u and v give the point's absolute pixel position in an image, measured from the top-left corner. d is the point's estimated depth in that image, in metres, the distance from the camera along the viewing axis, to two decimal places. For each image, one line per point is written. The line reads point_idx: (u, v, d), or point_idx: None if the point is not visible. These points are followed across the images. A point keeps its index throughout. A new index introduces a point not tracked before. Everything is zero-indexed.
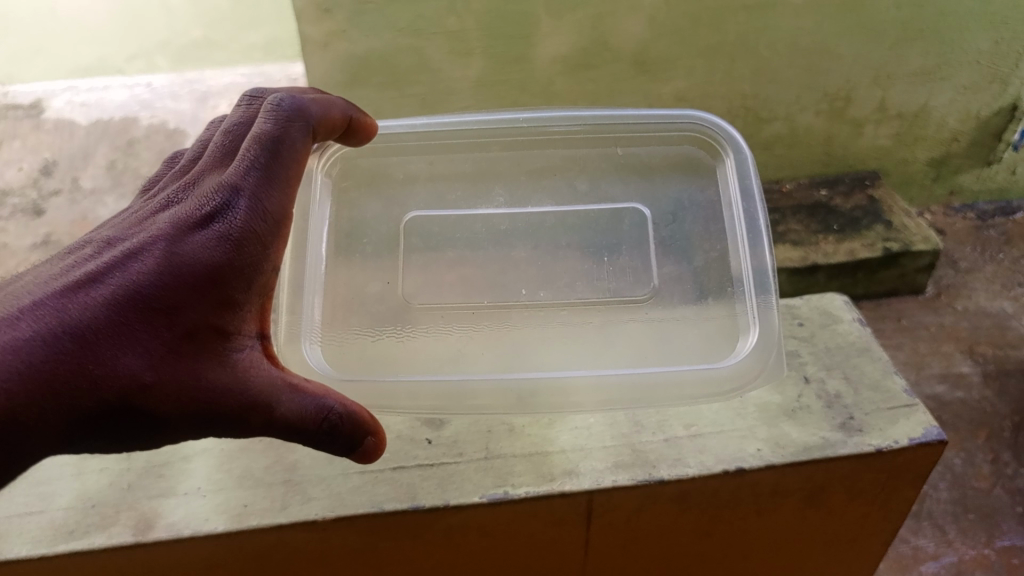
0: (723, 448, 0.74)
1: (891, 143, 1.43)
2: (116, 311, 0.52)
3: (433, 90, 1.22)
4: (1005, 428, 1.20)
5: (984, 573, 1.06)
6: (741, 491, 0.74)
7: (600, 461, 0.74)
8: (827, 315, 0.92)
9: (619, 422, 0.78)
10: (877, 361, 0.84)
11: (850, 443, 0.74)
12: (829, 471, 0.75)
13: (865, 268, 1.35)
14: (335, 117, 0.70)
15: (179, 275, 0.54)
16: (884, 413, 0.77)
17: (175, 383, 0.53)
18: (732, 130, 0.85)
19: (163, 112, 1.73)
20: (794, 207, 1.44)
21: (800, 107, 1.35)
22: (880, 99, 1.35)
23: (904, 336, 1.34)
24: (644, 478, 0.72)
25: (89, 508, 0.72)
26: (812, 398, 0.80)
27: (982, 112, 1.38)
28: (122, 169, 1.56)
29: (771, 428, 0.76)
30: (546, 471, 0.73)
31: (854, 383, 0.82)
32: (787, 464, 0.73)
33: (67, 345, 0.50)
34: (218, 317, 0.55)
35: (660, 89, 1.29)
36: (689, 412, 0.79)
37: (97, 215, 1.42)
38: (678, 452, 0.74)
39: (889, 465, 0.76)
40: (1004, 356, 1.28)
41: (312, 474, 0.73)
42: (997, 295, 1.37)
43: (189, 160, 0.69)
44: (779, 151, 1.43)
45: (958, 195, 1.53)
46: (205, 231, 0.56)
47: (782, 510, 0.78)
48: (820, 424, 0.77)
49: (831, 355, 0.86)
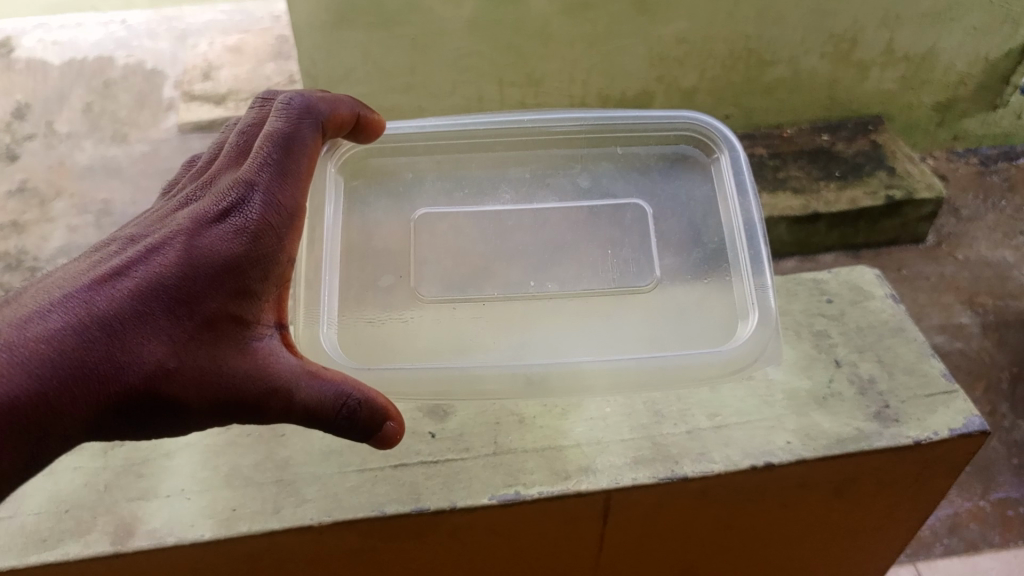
0: (750, 441, 0.74)
1: (896, 87, 1.38)
2: (137, 301, 0.54)
3: (424, 30, 1.17)
4: (1003, 379, 1.20)
5: (979, 525, 1.09)
6: (768, 485, 0.74)
7: (619, 457, 0.73)
8: (858, 291, 0.91)
9: (639, 412, 0.78)
10: (912, 342, 0.84)
11: (887, 435, 0.74)
12: (862, 465, 0.74)
13: (866, 217, 1.31)
14: (343, 114, 0.73)
15: (199, 267, 0.56)
16: (923, 401, 0.77)
17: (197, 370, 0.55)
18: (727, 129, 0.89)
19: (140, 52, 1.69)
20: (795, 152, 1.40)
21: (804, 49, 1.30)
22: (888, 41, 1.30)
23: (904, 287, 1.31)
24: (665, 475, 0.71)
25: (62, 513, 0.71)
26: (844, 384, 0.80)
27: (991, 55, 1.34)
28: (99, 113, 1.62)
29: (801, 418, 0.76)
30: (560, 468, 0.72)
31: (888, 367, 0.81)
32: (817, 459, 0.72)
33: (92, 332, 0.52)
34: (236, 305, 0.57)
35: (659, 30, 1.24)
36: (712, 401, 0.79)
37: (74, 161, 1.53)
38: (702, 445, 0.74)
39: (927, 456, 0.76)
40: (1004, 306, 1.27)
41: (305, 473, 0.73)
42: (998, 244, 1.35)
43: (203, 161, 0.71)
44: (782, 96, 1.37)
45: (962, 140, 1.49)
46: (222, 225, 0.59)
47: (812, 501, 0.78)
48: (854, 414, 0.76)
49: (862, 336, 0.85)
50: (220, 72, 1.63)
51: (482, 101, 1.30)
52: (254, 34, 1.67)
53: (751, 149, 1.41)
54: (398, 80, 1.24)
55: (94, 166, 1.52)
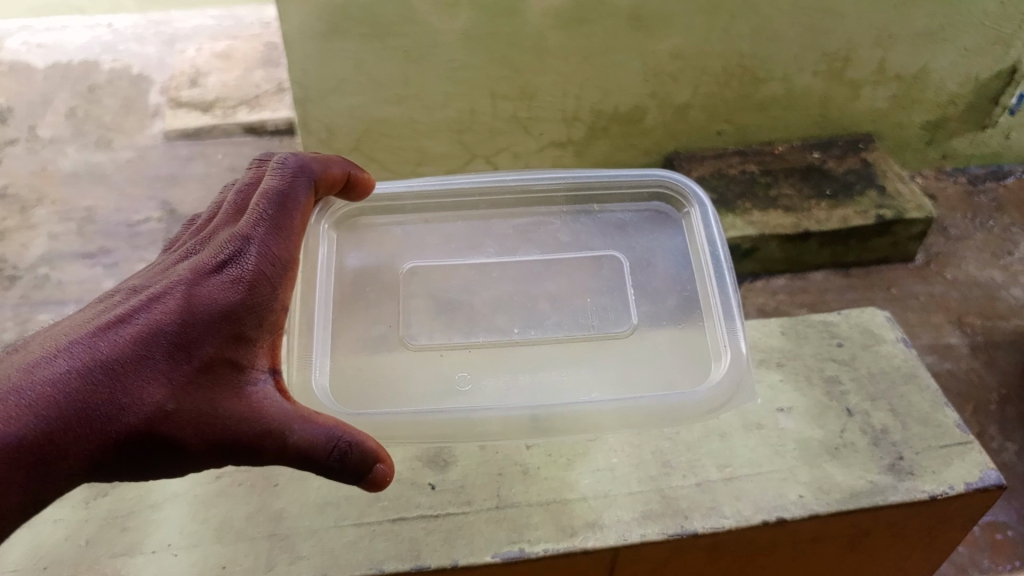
0: (760, 495, 0.79)
1: (888, 105, 1.39)
2: (138, 346, 0.58)
3: (417, 43, 1.16)
4: (992, 401, 1.19)
5: (967, 548, 1.08)
6: (781, 537, 0.79)
7: (627, 511, 0.78)
8: (870, 334, 0.97)
9: (648, 462, 0.82)
10: (926, 390, 0.89)
11: (902, 489, 0.79)
12: (875, 518, 0.80)
13: (857, 236, 1.31)
14: (336, 174, 0.75)
15: (196, 316, 0.60)
16: (939, 453, 0.82)
17: (193, 411, 0.58)
18: (695, 185, 0.93)
19: (125, 56, 1.79)
20: (787, 169, 1.39)
21: (798, 67, 1.30)
22: (880, 60, 1.30)
23: (894, 306, 1.31)
24: (676, 530, 0.76)
25: (41, 569, 0.76)
26: (857, 433, 0.85)
27: (982, 76, 1.35)
28: (83, 118, 1.63)
29: (813, 469, 0.81)
30: (567, 524, 0.77)
31: (903, 416, 0.86)
32: (831, 513, 0.77)
33: (96, 376, 0.56)
34: (231, 350, 0.61)
35: (655, 46, 1.23)
36: (723, 451, 0.84)
37: (57, 166, 1.52)
38: (713, 499, 0.79)
39: (942, 510, 0.81)
40: (993, 327, 1.27)
41: (301, 527, 0.77)
42: (987, 265, 1.35)
43: (205, 215, 0.74)
44: (774, 113, 1.37)
45: (951, 159, 1.50)
46: (220, 276, 0.62)
47: (821, 552, 0.84)
48: (867, 466, 0.81)
49: (875, 382, 0.90)
50: (206, 78, 1.70)
51: (474, 114, 1.29)
52: (243, 40, 1.79)
53: (743, 166, 1.40)
54: (389, 92, 1.23)
55: (78, 172, 1.50)
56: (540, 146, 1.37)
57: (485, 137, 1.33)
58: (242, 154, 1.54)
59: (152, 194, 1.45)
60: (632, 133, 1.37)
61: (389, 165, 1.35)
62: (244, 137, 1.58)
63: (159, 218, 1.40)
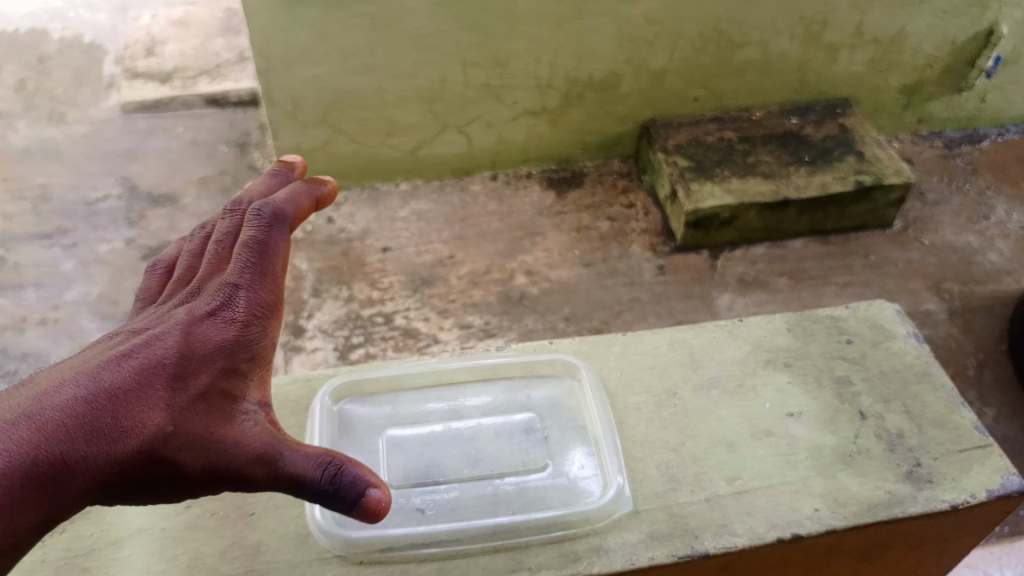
0: (772, 509, 0.62)
1: (865, 69, 1.37)
2: (129, 375, 0.50)
3: (384, 9, 1.14)
4: (970, 367, 1.17)
5: None
6: (792, 554, 0.64)
7: (633, 531, 0.61)
8: (878, 328, 0.76)
9: (652, 477, 0.64)
10: (940, 389, 0.71)
11: (921, 500, 0.63)
12: (892, 530, 0.64)
13: (836, 203, 1.27)
14: (303, 210, 0.61)
15: (189, 354, 0.52)
16: (955, 459, 0.66)
17: (194, 443, 0.50)
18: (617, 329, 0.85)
19: (76, 24, 1.72)
20: (764, 135, 1.35)
21: (775, 31, 1.28)
22: (858, 23, 1.29)
23: (872, 273, 1.27)
24: (687, 553, 0.59)
25: None
26: (871, 438, 0.67)
27: (959, 38, 1.34)
28: (33, 90, 1.56)
29: (827, 479, 0.64)
30: (568, 548, 0.59)
31: (917, 419, 0.69)
32: (847, 529, 0.61)
33: (86, 408, 0.47)
34: (228, 379, 0.53)
35: (630, 11, 1.21)
36: (730, 459, 0.66)
37: (8, 142, 1.45)
38: (723, 515, 0.62)
39: (959, 519, 0.66)
40: (970, 292, 1.26)
41: None
42: (963, 229, 1.34)
43: (171, 258, 0.65)
44: (751, 79, 1.35)
45: (927, 123, 1.49)
46: (212, 318, 0.55)
47: (835, 568, 0.69)
48: (882, 473, 0.65)
49: (886, 382, 0.72)
50: (163, 47, 1.63)
51: (445, 83, 1.25)
52: (201, 6, 1.73)
53: (720, 133, 1.36)
54: (358, 61, 1.20)
55: (31, 148, 1.44)
56: (513, 115, 1.33)
57: (456, 106, 1.29)
58: (204, 126, 1.48)
59: (111, 170, 1.39)
60: (607, 101, 1.34)
61: (358, 137, 1.30)
62: (206, 109, 1.52)
63: (119, 196, 1.34)
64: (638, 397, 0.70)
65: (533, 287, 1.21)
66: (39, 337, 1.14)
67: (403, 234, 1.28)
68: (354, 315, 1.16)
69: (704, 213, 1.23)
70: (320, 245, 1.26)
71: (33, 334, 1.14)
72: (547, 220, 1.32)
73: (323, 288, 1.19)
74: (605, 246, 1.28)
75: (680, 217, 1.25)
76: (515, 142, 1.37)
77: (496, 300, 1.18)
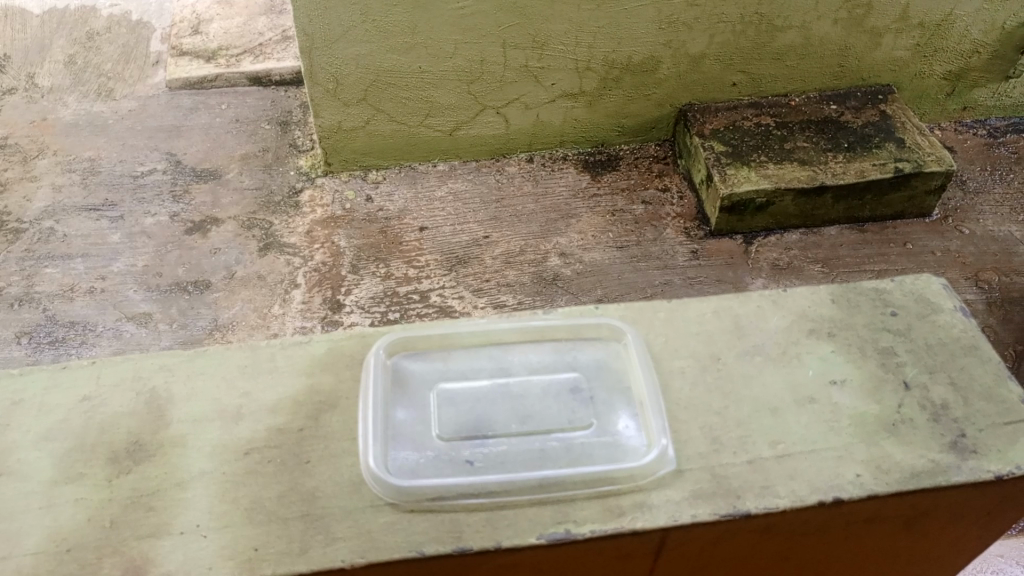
0: (817, 473, 0.61)
1: (908, 55, 1.35)
2: None
3: None
4: (1007, 357, 1.14)
5: None
6: (834, 519, 0.63)
7: (677, 490, 0.60)
8: (925, 302, 0.74)
9: (694, 439, 0.63)
10: (988, 362, 0.69)
11: (966, 469, 0.61)
12: (937, 498, 0.63)
13: (874, 190, 1.26)
14: None
15: None
16: (1003, 430, 0.64)
17: None
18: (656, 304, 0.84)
19: (123, 2, 1.75)
20: (803, 121, 1.34)
21: (817, 15, 1.27)
22: (903, 6, 1.27)
23: (910, 262, 1.25)
24: (728, 512, 0.59)
25: None
26: (915, 408, 0.65)
27: (1007, 23, 1.32)
28: (81, 65, 1.60)
29: (870, 447, 0.63)
30: (613, 503, 0.59)
31: (962, 390, 0.67)
32: (891, 495, 0.60)
33: None
34: None
35: None
36: (775, 424, 0.64)
37: (57, 116, 1.49)
38: (766, 477, 0.61)
39: (1008, 491, 0.64)
40: (1009, 283, 1.23)
41: None
42: (1005, 219, 1.32)
43: None
44: (790, 63, 1.33)
45: (971, 110, 1.47)
46: None
47: (872, 535, 0.68)
48: (928, 443, 0.63)
49: (932, 354, 0.69)
50: (208, 26, 1.66)
51: (484, 64, 1.26)
52: None
53: (757, 118, 1.35)
54: (397, 40, 1.21)
55: (79, 122, 1.47)
56: (550, 97, 1.33)
57: (494, 86, 1.30)
58: (246, 105, 1.50)
59: (155, 145, 1.42)
60: (644, 84, 1.34)
61: (397, 116, 1.32)
62: (249, 88, 1.54)
63: (164, 170, 1.37)
64: (683, 360, 0.69)
65: (567, 269, 1.21)
66: (87, 306, 1.16)
67: (440, 213, 1.30)
68: (390, 292, 1.17)
69: (742, 197, 1.22)
70: (358, 223, 1.28)
71: (80, 303, 1.17)
72: (582, 202, 1.32)
73: (361, 265, 1.21)
74: (639, 230, 1.28)
75: (714, 201, 1.24)
76: (553, 124, 1.37)
77: (530, 281, 1.19)
